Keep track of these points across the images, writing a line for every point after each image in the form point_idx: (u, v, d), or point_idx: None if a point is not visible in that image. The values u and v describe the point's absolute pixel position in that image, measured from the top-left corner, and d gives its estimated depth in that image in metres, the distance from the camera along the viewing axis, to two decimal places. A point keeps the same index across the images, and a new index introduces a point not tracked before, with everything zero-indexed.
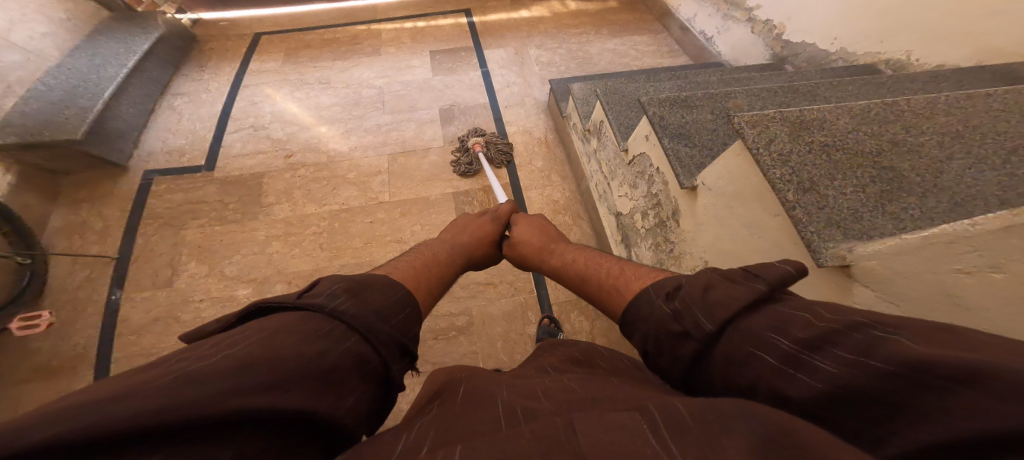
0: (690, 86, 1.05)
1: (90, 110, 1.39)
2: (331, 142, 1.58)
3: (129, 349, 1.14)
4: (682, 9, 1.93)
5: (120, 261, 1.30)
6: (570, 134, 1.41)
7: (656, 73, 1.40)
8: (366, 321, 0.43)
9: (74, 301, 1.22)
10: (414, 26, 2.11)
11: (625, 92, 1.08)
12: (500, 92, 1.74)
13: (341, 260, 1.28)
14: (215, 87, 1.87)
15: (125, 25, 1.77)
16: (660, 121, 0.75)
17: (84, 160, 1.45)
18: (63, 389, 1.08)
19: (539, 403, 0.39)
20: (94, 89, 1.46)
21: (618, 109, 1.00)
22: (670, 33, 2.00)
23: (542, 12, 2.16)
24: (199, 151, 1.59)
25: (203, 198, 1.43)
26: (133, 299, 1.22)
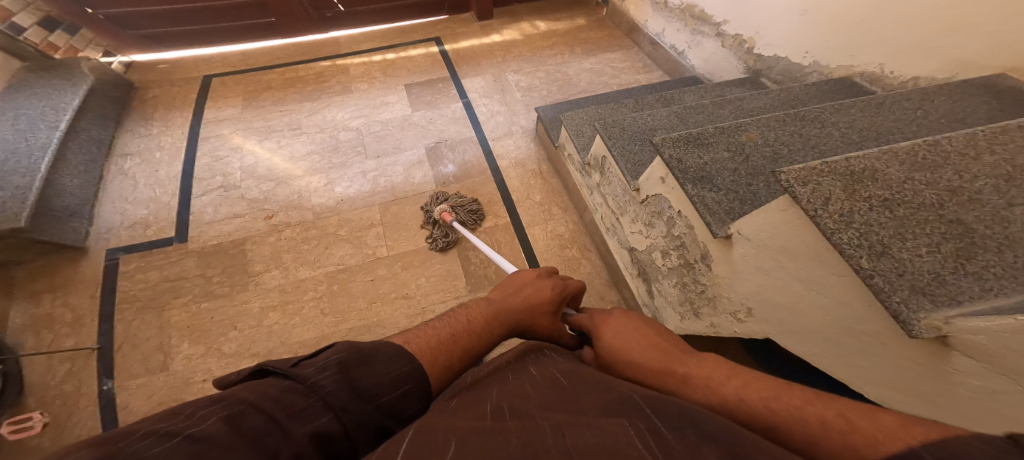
0: (686, 114, 1.15)
1: (30, 184, 1.22)
2: (315, 196, 1.48)
3: None
4: (648, 25, 1.97)
5: (104, 350, 1.12)
6: (567, 164, 1.43)
7: (643, 97, 1.49)
8: (343, 399, 0.40)
9: (62, 396, 1.05)
10: (383, 57, 2.02)
11: (623, 125, 1.15)
12: (486, 123, 1.70)
13: (347, 324, 1.19)
14: (169, 143, 1.70)
15: (44, 76, 1.55)
16: (680, 166, 0.83)
17: (33, 246, 1.25)
18: None
19: (529, 401, 0.44)
20: (26, 161, 1.28)
21: (621, 144, 1.08)
22: (640, 48, 2.04)
23: (513, 34, 2.14)
24: (165, 220, 1.43)
25: (182, 273, 1.28)
26: (129, 387, 1.07)
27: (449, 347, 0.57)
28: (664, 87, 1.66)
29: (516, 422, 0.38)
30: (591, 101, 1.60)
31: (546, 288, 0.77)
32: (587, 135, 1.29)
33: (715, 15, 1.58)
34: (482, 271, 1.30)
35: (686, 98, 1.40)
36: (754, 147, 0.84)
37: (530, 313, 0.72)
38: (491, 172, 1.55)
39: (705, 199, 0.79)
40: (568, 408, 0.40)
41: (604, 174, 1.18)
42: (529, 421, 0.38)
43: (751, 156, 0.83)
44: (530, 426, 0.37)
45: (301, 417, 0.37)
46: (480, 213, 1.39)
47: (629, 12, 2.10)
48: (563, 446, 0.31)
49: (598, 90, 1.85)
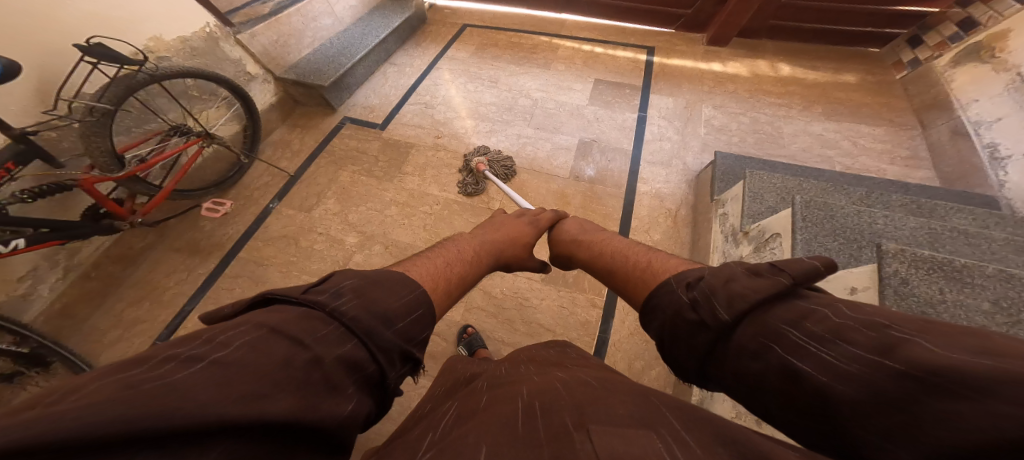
0: (947, 238, 0.80)
1: (343, 66, 1.78)
2: (474, 138, 1.70)
3: (253, 253, 1.38)
4: (975, 107, 1.40)
5: (290, 179, 1.59)
6: (714, 220, 1.25)
7: (881, 192, 1.15)
8: (367, 324, 0.38)
9: (248, 197, 1.53)
10: (591, 49, 2.09)
11: (833, 210, 0.87)
12: (649, 144, 1.62)
13: (434, 246, 1.38)
14: (418, 63, 2.10)
15: (394, 5, 2.20)
16: (902, 285, 0.59)
17: (317, 100, 1.80)
18: (192, 266, 1.34)
19: (561, 396, 0.41)
20: (353, 52, 1.86)
21: (815, 230, 0.82)
22: (927, 133, 1.56)
23: (737, 70, 1.92)
24: (382, 112, 1.85)
25: (365, 150, 1.69)
26: (282, 213, 1.49)
27: (445, 273, 0.59)
28: (922, 193, 1.23)
29: (545, 422, 0.35)
30: (791, 171, 1.31)
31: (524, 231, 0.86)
32: (768, 204, 1.04)
33: None
34: None
35: (952, 217, 1.01)
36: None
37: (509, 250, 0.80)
38: (626, 190, 1.48)
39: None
40: (601, 400, 0.38)
41: (761, 251, 0.94)
42: (556, 420, 0.35)
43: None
44: (558, 429, 0.33)
45: (325, 342, 0.35)
46: (511, 168, 1.53)
47: (954, 83, 1.52)
48: (590, 449, 0.29)
49: (811, 163, 1.52)
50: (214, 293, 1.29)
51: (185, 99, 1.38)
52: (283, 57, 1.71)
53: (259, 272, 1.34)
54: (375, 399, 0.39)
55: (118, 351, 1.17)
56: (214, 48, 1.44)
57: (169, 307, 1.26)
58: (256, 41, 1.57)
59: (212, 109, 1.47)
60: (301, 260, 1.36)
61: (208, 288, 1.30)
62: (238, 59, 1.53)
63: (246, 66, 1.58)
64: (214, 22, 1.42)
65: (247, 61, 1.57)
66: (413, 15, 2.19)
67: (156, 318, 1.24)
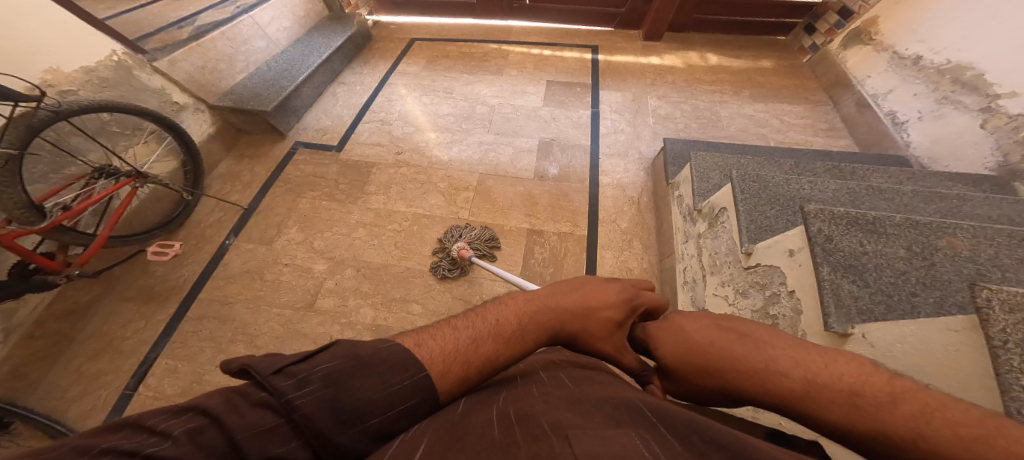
0: (865, 196, 0.89)
1: (285, 89, 1.72)
2: (435, 150, 1.70)
3: (214, 292, 1.29)
4: (869, 82, 1.59)
5: (245, 212, 1.51)
6: (671, 204, 1.32)
7: (812, 162, 1.26)
8: (319, 423, 0.34)
9: (201, 235, 1.44)
10: (541, 53, 2.15)
11: (767, 182, 0.94)
12: (605, 138, 1.69)
13: (407, 262, 1.36)
14: (369, 81, 2.07)
15: (335, 24, 2.16)
16: (827, 242, 0.66)
17: (264, 127, 1.73)
18: (146, 315, 1.24)
19: (535, 403, 0.41)
20: (294, 74, 1.80)
21: (753, 203, 0.89)
22: (839, 107, 1.72)
23: (676, 61, 2.04)
24: (337, 133, 1.81)
25: (324, 174, 1.64)
26: (241, 247, 1.41)
27: (462, 353, 0.46)
28: (844, 159, 1.36)
29: (523, 426, 0.36)
30: (732, 151, 1.41)
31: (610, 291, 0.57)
32: (714, 182, 1.12)
33: (996, 85, 1.14)
34: (540, 268, 1.31)
35: (871, 176, 1.13)
36: (950, 256, 0.60)
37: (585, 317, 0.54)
38: (589, 183, 1.53)
39: (839, 288, 0.62)
40: (572, 410, 0.38)
41: (715, 226, 1.01)
42: (534, 424, 0.36)
43: (939, 263, 0.60)
44: (537, 431, 0.35)
45: (263, 441, 0.32)
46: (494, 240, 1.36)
47: (848, 63, 1.72)
48: (568, 451, 0.30)
49: (750, 141, 1.64)
50: (179, 337, 1.20)
51: (105, 136, 1.28)
52: (214, 84, 1.63)
53: (225, 311, 1.25)
54: None
55: (84, 407, 1.07)
56: (128, 77, 1.33)
57: (133, 355, 1.16)
58: (178, 68, 1.48)
59: (138, 145, 1.38)
60: (269, 294, 1.29)
61: (169, 335, 1.20)
62: (159, 88, 1.43)
63: (171, 95, 1.48)
64: (120, 49, 1.31)
65: (171, 90, 1.48)
66: (356, 33, 2.15)
67: (119, 369, 1.14)
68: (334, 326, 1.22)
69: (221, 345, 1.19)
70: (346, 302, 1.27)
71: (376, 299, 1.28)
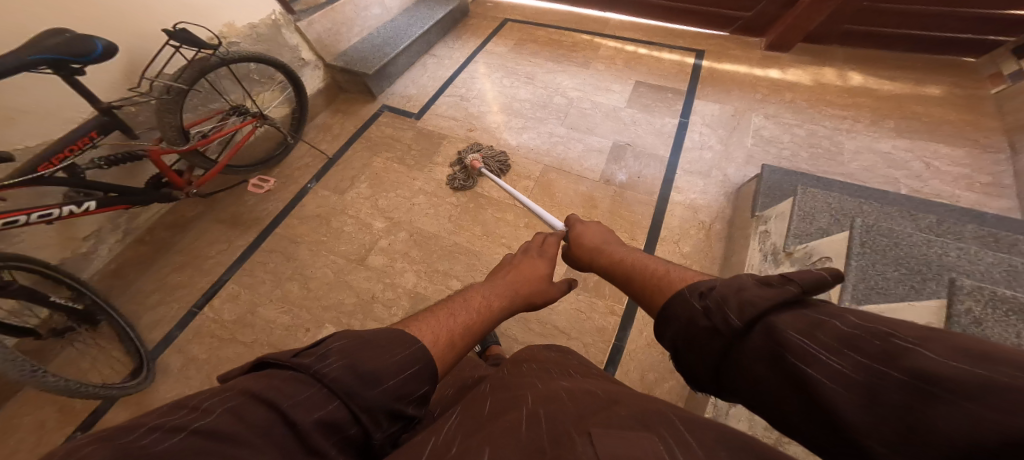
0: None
1: (387, 56, 1.83)
2: (506, 133, 1.70)
3: (288, 230, 1.45)
4: None
5: (327, 162, 1.66)
6: (753, 237, 1.18)
7: (957, 222, 1.03)
8: (347, 384, 0.37)
9: (287, 176, 1.61)
10: (635, 50, 2.02)
11: (899, 237, 0.79)
12: (687, 153, 1.55)
13: (457, 238, 1.39)
14: (458, 55, 2.12)
15: None
16: (973, 327, 0.53)
17: (361, 88, 1.86)
18: (231, 238, 1.43)
19: (565, 404, 0.41)
20: (395, 43, 1.90)
21: (874, 259, 0.76)
22: (1019, 158, 1.40)
23: (800, 77, 1.80)
24: (419, 101, 1.89)
25: (400, 139, 1.73)
26: (317, 193, 1.55)
27: (447, 325, 0.53)
28: (1000, 226, 1.10)
29: (548, 429, 0.35)
30: (849, 191, 1.21)
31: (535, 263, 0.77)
32: (819, 225, 0.97)
33: None
34: None
35: None
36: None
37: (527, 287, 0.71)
38: (658, 198, 1.43)
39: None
40: (602, 414, 0.38)
41: None
42: (559, 428, 0.35)
43: None
44: (565, 431, 0.34)
45: (306, 405, 0.34)
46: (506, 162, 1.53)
47: None
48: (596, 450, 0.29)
49: (873, 183, 1.40)
50: (249, 265, 1.37)
51: (247, 82, 1.48)
52: (336, 46, 1.79)
53: (292, 248, 1.40)
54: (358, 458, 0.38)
55: (156, 317, 1.26)
56: (276, 35, 1.54)
57: (207, 275, 1.35)
58: (311, 29, 1.65)
59: (267, 92, 1.58)
60: (330, 241, 1.42)
61: (243, 260, 1.38)
62: (296, 46, 1.63)
63: (302, 52, 1.67)
64: (279, 10, 1.52)
65: (302, 48, 1.67)
66: (457, 7, 2.20)
67: (193, 285, 1.33)
68: (377, 283, 1.31)
69: (282, 279, 1.33)
70: (394, 264, 1.35)
71: (422, 266, 1.34)
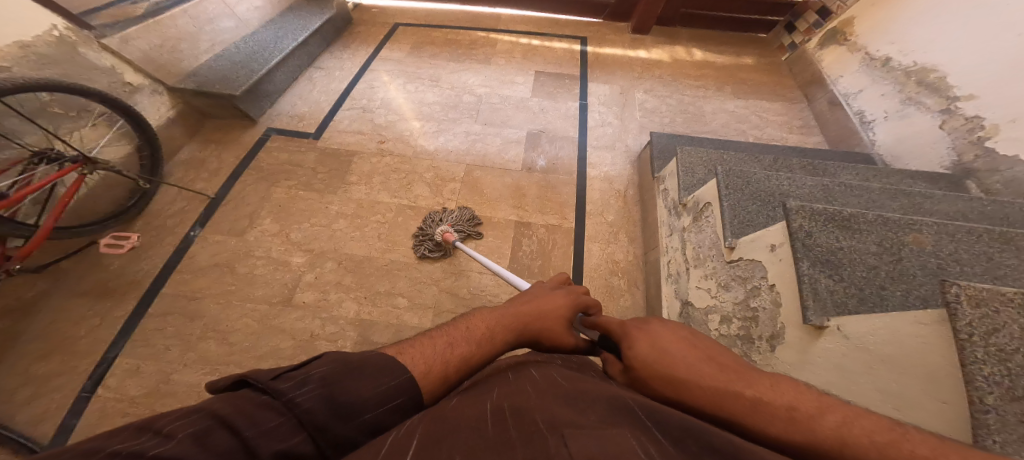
0: (840, 192, 0.92)
1: (254, 73, 1.63)
2: (421, 139, 1.65)
3: (178, 288, 1.23)
4: (842, 81, 1.65)
5: (213, 202, 1.43)
6: (657, 198, 1.33)
7: (791, 158, 1.29)
8: (320, 417, 0.35)
9: (160, 227, 1.35)
10: (529, 42, 2.12)
11: (750, 178, 0.96)
12: (592, 131, 1.68)
13: (392, 255, 1.33)
14: (350, 66, 1.99)
15: (313, 5, 2.06)
16: (807, 237, 0.68)
17: (230, 111, 1.63)
18: (103, 312, 1.16)
19: (528, 399, 0.41)
20: (266, 57, 1.71)
21: (737, 198, 0.91)
22: (813, 105, 1.77)
23: (662, 55, 2.06)
24: (316, 119, 1.73)
25: (301, 162, 1.57)
26: (208, 239, 1.34)
27: (441, 356, 0.50)
28: (816, 155, 1.40)
29: (517, 426, 0.35)
30: (715, 145, 1.44)
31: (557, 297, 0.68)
32: (698, 177, 1.13)
33: (959, 87, 1.20)
34: (528, 261, 1.31)
35: (841, 174, 1.16)
36: (916, 252, 0.64)
37: (538, 321, 0.62)
38: (577, 176, 1.53)
39: (818, 282, 0.65)
40: (567, 407, 0.38)
41: (699, 221, 1.03)
42: (528, 423, 0.35)
43: (905, 258, 0.64)
44: (529, 430, 0.34)
45: (272, 435, 0.32)
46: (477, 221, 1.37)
47: (823, 63, 1.78)
48: (562, 450, 0.29)
49: (730, 136, 1.68)
50: (137, 338, 1.13)
51: (44, 118, 1.16)
52: (173, 65, 1.51)
53: (193, 307, 1.19)
54: None
55: (37, 410, 1.00)
56: (72, 54, 1.21)
57: (87, 356, 1.09)
58: (131, 46, 1.37)
59: (85, 129, 1.27)
60: (242, 288, 1.24)
61: (128, 332, 1.13)
62: (110, 67, 1.32)
63: (123, 75, 1.36)
64: (62, 23, 1.18)
65: (122, 69, 1.36)
66: (335, 15, 2.06)
67: (73, 369, 1.06)
68: (314, 321, 1.19)
69: (190, 343, 1.13)
70: (327, 296, 1.24)
71: (360, 292, 1.25)
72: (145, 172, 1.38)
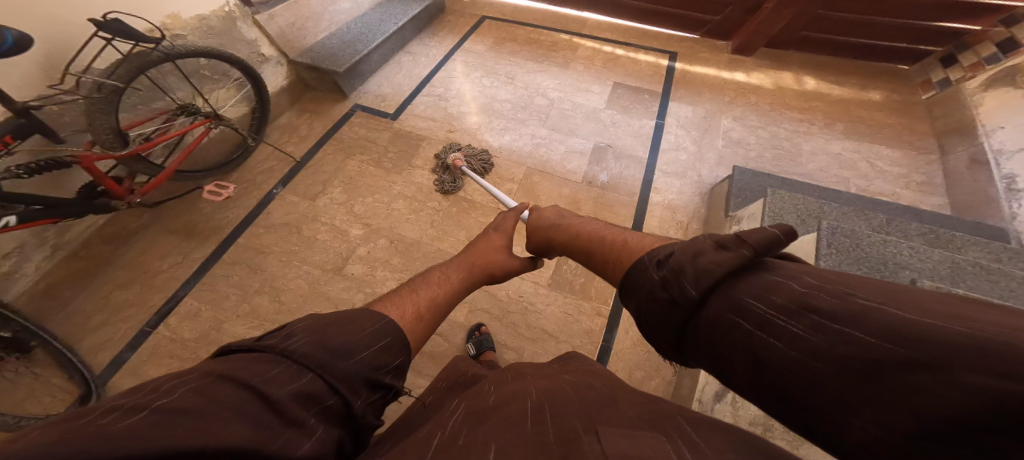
0: (972, 274, 0.77)
1: (358, 54, 1.75)
2: (487, 135, 1.67)
3: (253, 239, 1.36)
4: (999, 134, 1.38)
5: (296, 166, 1.56)
6: (728, 235, 1.23)
7: (905, 220, 1.12)
8: (318, 357, 0.39)
9: (250, 181, 1.51)
10: (612, 51, 2.05)
11: (859, 237, 0.84)
12: (664, 154, 1.59)
13: (440, 244, 1.36)
14: (435, 53, 2.06)
15: None
16: None
17: (328, 85, 1.77)
18: (186, 251, 1.32)
19: (555, 401, 0.43)
20: (368, 40, 1.82)
21: (839, 260, 0.80)
22: (947, 159, 1.54)
23: (763, 80, 1.89)
24: (396, 101, 1.82)
25: (375, 140, 1.66)
26: (285, 199, 1.46)
27: (411, 299, 0.59)
28: (934, 221, 1.20)
29: (553, 431, 0.37)
30: (810, 192, 1.29)
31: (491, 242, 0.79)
32: (787, 225, 1.03)
33: None
34: None
35: (970, 250, 0.98)
36: None
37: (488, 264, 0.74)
38: (638, 199, 1.46)
39: None
40: (598, 410, 0.40)
41: None
42: (565, 428, 0.37)
43: None
44: (569, 433, 0.35)
45: (276, 381, 0.35)
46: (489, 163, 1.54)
47: (980, 108, 1.50)
48: (594, 444, 0.31)
49: (828, 183, 1.50)
50: (209, 279, 1.27)
51: (196, 78, 1.37)
52: (298, 41, 1.68)
53: (259, 259, 1.32)
54: (343, 432, 0.39)
55: (102, 337, 1.15)
56: (230, 28, 1.43)
57: (161, 291, 1.24)
58: (274, 22, 1.57)
59: (222, 90, 1.47)
60: (303, 250, 1.34)
61: (200, 275, 1.28)
62: (254, 40, 1.53)
63: (261, 47, 1.56)
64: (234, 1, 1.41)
65: (262, 42, 1.56)
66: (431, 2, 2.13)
67: (146, 302, 1.22)
68: (358, 294, 1.26)
69: (247, 294, 1.25)
70: (375, 273, 1.30)
71: (404, 275, 1.30)
72: (253, 131, 1.55)
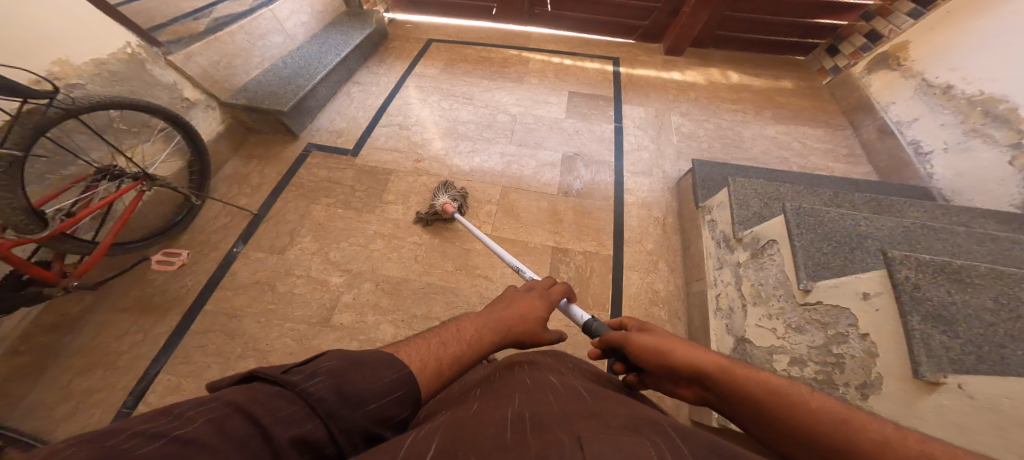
0: (922, 235, 0.88)
1: (302, 89, 1.65)
2: (456, 159, 1.65)
3: (220, 304, 1.22)
4: (892, 109, 1.62)
5: (256, 219, 1.44)
6: (702, 226, 1.31)
7: (847, 192, 1.26)
8: (330, 404, 0.35)
9: (205, 242, 1.36)
10: (560, 61, 2.12)
11: (825, 216, 0.93)
12: (628, 155, 1.67)
13: (429, 277, 1.32)
14: (385, 81, 2.00)
15: (352, 21, 2.09)
16: (913, 289, 0.65)
17: (275, 127, 1.65)
18: (148, 326, 1.17)
19: (549, 409, 0.41)
20: (310, 72, 1.73)
21: (813, 238, 0.88)
22: (858, 132, 1.75)
23: (697, 77, 2.05)
24: (353, 135, 1.74)
25: (340, 180, 1.57)
26: (249, 256, 1.34)
27: (437, 353, 0.49)
28: (871, 188, 1.37)
29: (536, 436, 0.34)
30: (763, 176, 1.41)
31: (535, 300, 0.69)
32: (754, 210, 1.11)
33: None
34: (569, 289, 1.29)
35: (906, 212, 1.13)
36: None
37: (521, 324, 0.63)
38: (614, 201, 1.52)
39: (930, 339, 0.61)
40: (586, 415, 0.38)
41: (760, 256, 1.00)
42: (548, 433, 0.35)
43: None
44: (548, 436, 0.34)
45: (285, 422, 0.32)
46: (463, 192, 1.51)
47: (871, 89, 1.74)
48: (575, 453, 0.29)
49: (772, 164, 1.65)
50: (181, 353, 1.12)
51: (111, 133, 1.21)
52: (228, 80, 1.56)
53: (233, 325, 1.19)
54: None
55: (76, 426, 0.99)
56: (139, 71, 1.26)
57: (129, 371, 1.08)
58: (192, 62, 1.41)
59: (146, 144, 1.31)
60: (281, 308, 1.23)
61: (171, 349, 1.13)
62: (171, 83, 1.36)
63: (182, 91, 1.40)
64: (136, 41, 1.24)
65: (182, 85, 1.40)
66: (373, 31, 2.08)
67: (114, 385, 1.06)
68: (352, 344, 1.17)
69: (229, 362, 1.12)
70: (365, 319, 1.22)
71: (397, 315, 1.23)
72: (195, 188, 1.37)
